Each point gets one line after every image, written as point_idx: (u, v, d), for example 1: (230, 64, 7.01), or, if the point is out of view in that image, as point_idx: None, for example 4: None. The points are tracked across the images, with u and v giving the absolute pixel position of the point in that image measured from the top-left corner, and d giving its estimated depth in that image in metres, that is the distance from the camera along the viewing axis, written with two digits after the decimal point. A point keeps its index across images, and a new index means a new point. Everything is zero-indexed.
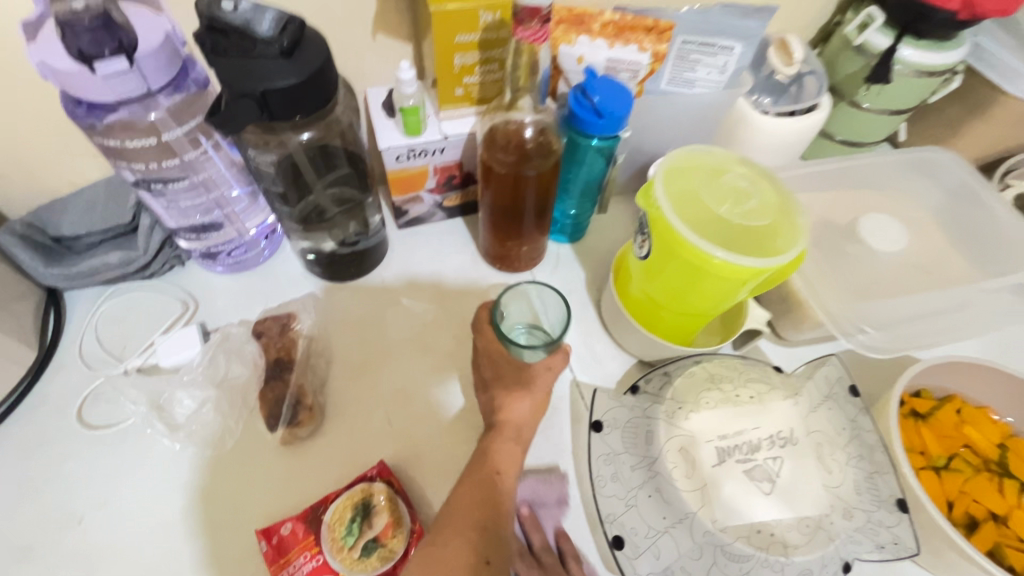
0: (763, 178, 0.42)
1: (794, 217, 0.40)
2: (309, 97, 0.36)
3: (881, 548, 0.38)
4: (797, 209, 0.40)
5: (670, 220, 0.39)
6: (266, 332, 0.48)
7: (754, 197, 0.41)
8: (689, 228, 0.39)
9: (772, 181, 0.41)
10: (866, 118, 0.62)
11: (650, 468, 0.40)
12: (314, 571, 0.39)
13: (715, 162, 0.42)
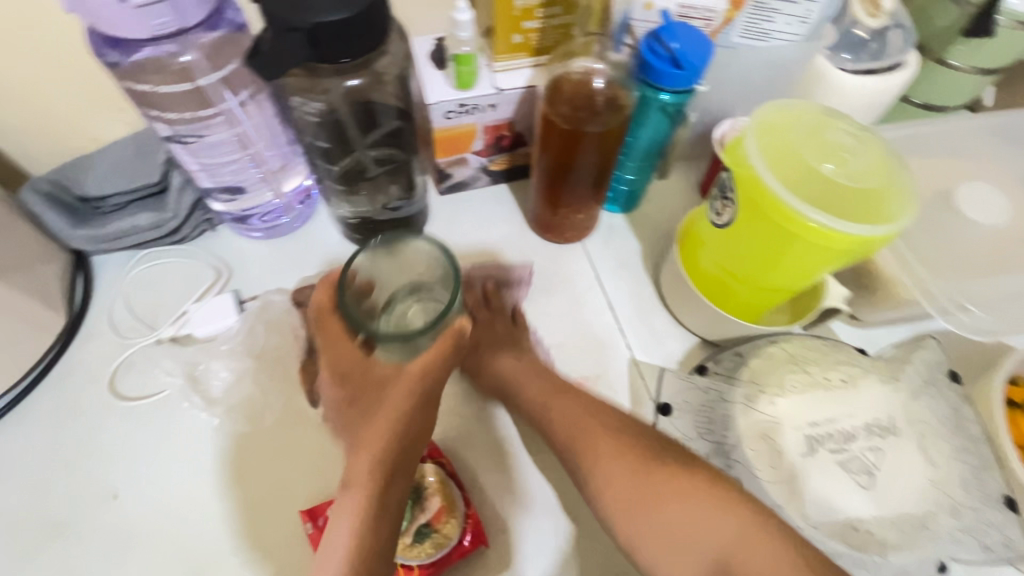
0: (866, 135, 0.37)
1: (902, 180, 0.35)
2: (363, 35, 0.32)
3: (987, 550, 0.34)
4: (904, 171, 0.35)
5: (766, 181, 0.34)
6: (306, 302, 0.45)
7: (857, 156, 0.36)
8: (787, 189, 0.34)
9: (876, 139, 0.37)
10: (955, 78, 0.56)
11: (728, 456, 0.37)
12: None
13: (812, 115, 0.37)
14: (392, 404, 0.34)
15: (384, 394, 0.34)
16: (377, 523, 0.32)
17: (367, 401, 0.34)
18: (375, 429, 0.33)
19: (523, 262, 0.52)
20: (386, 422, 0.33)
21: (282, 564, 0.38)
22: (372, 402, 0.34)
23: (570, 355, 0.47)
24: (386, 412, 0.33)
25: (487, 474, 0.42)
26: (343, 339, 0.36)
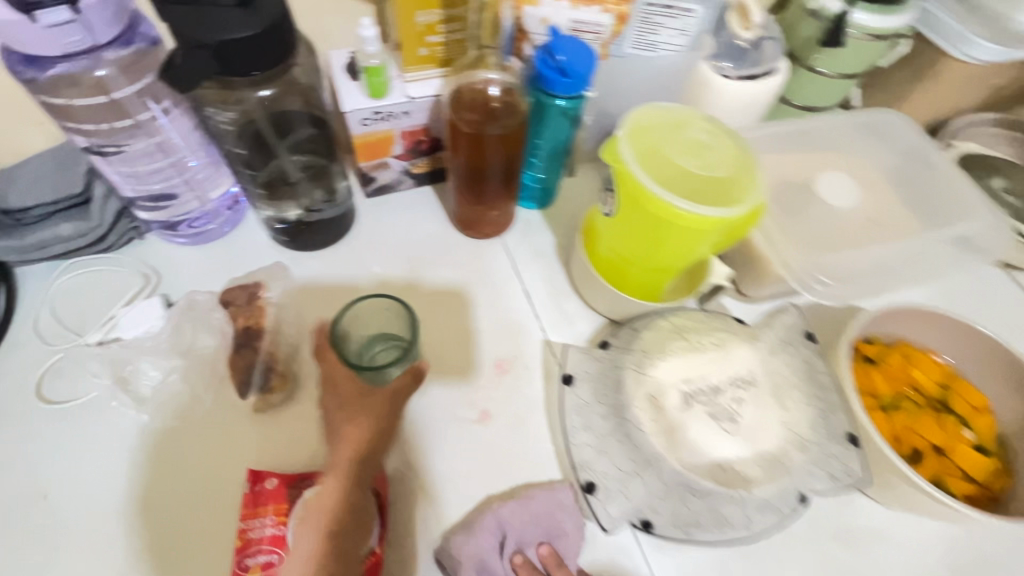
0: (722, 131, 0.43)
1: (753, 169, 0.41)
2: (268, 49, 0.35)
3: (833, 478, 0.40)
4: (755, 161, 0.42)
5: (636, 173, 0.40)
6: (233, 301, 0.47)
7: (714, 150, 0.42)
8: (654, 181, 0.40)
9: (730, 134, 0.43)
10: (823, 82, 0.64)
11: (620, 416, 0.41)
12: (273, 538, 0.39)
13: (676, 115, 0.43)
14: (365, 415, 0.40)
15: (356, 405, 0.40)
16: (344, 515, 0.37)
17: (343, 414, 0.40)
18: (349, 435, 0.39)
19: (446, 256, 0.56)
20: (358, 430, 0.39)
21: (212, 549, 0.40)
22: (346, 414, 0.40)
23: (489, 339, 0.51)
24: (359, 422, 0.39)
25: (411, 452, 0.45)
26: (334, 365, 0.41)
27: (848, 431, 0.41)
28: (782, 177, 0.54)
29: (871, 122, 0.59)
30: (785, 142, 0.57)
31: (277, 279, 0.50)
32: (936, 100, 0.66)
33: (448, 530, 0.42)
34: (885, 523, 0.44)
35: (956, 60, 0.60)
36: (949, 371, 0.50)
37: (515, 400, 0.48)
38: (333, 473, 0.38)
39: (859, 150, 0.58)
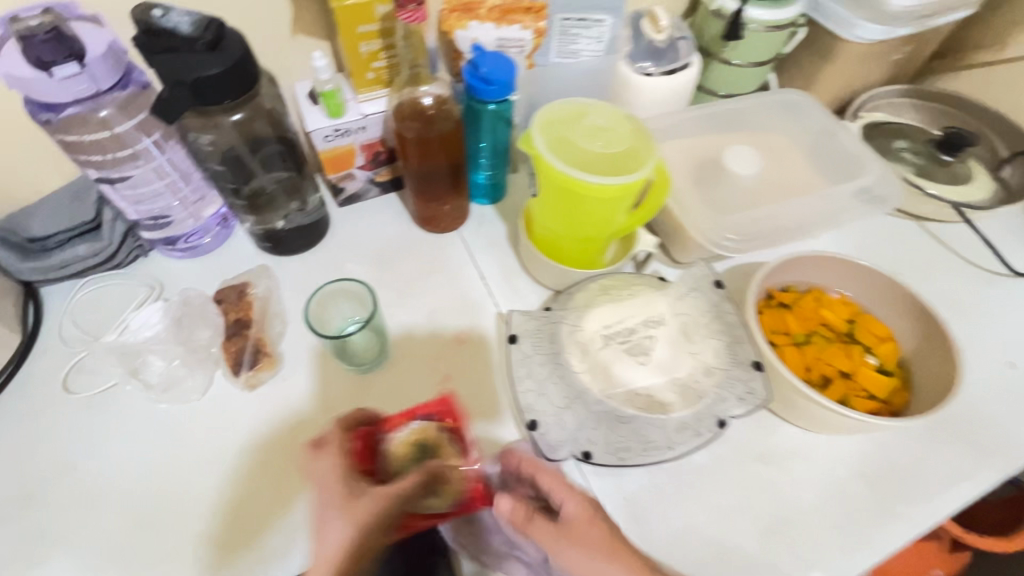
0: (617, 113, 0.51)
1: (649, 141, 0.49)
2: (235, 81, 0.44)
3: (742, 400, 0.47)
4: (649, 134, 0.49)
5: (548, 161, 0.47)
6: (225, 298, 0.55)
7: (613, 130, 0.50)
8: (567, 164, 0.48)
9: (625, 115, 0.50)
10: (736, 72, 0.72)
11: (555, 362, 0.48)
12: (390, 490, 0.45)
13: (577, 105, 0.51)
14: (347, 519, 0.39)
15: (340, 515, 0.39)
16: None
17: (330, 514, 0.40)
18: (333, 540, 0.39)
19: (409, 250, 0.64)
20: (339, 537, 0.39)
21: (216, 502, 0.47)
22: (330, 521, 0.39)
23: (449, 315, 0.59)
24: (338, 529, 0.39)
25: (384, 413, 0.52)
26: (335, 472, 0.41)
27: (755, 358, 0.48)
28: (694, 156, 0.63)
29: (789, 101, 0.69)
30: (702, 124, 0.67)
31: (262, 280, 0.58)
32: (839, 78, 0.74)
33: None
34: (798, 439, 0.51)
35: (848, 41, 0.68)
36: (847, 302, 0.57)
37: (471, 363, 0.55)
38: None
39: (763, 126, 0.68)
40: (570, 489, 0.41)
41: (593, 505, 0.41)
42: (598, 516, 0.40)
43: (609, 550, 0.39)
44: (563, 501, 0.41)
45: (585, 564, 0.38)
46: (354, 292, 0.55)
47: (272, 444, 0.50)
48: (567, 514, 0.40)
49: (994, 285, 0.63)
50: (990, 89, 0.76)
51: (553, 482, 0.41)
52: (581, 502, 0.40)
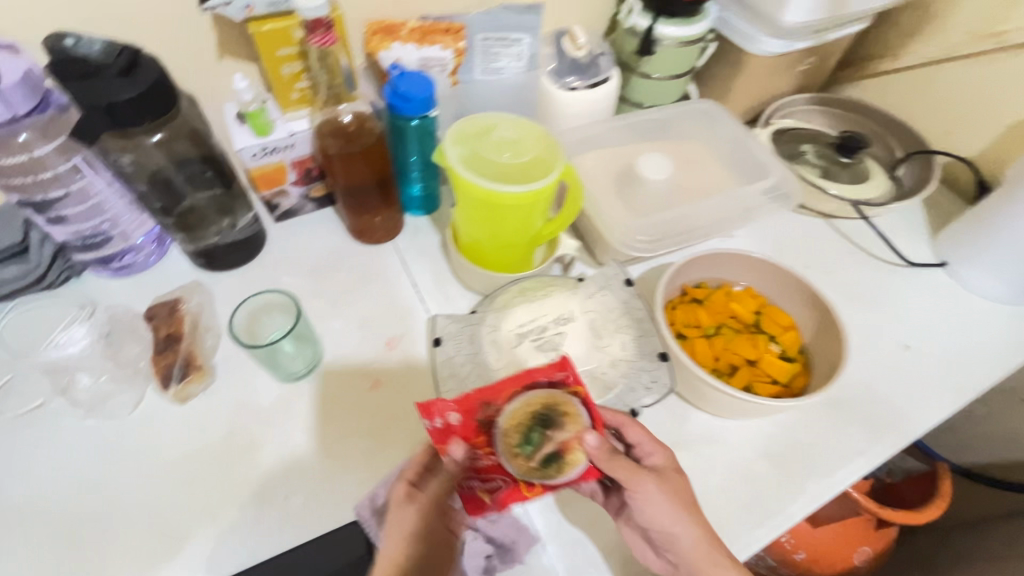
0: (524, 123, 0.54)
1: (554, 148, 0.53)
2: (153, 104, 0.46)
3: (650, 389, 0.50)
4: (554, 141, 0.53)
5: (461, 173, 0.50)
6: (156, 314, 0.56)
7: (519, 141, 0.53)
8: (477, 175, 0.51)
9: (529, 125, 0.54)
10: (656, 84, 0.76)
11: (473, 361, 0.51)
12: (490, 469, 0.41)
13: (486, 120, 0.54)
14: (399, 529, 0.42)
15: (394, 524, 0.43)
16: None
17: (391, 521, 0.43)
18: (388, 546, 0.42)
19: (344, 261, 0.66)
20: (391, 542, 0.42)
21: (145, 514, 0.48)
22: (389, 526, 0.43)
23: (381, 322, 0.61)
24: (391, 535, 0.42)
25: (314, 420, 0.53)
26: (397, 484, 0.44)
27: (660, 349, 0.51)
28: (611, 166, 0.67)
29: (707, 111, 0.73)
30: (624, 133, 0.71)
31: (194, 294, 0.60)
32: (752, 88, 0.79)
33: (347, 473, 0.50)
34: (709, 425, 0.54)
35: (752, 55, 0.73)
36: (753, 294, 0.61)
37: (401, 368, 0.57)
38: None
39: (680, 135, 0.73)
40: (659, 445, 0.46)
41: (674, 463, 0.46)
42: (678, 469, 0.46)
43: (680, 500, 0.44)
44: (659, 454, 0.46)
45: (664, 507, 0.43)
46: (271, 303, 0.57)
47: (202, 455, 0.51)
48: (664, 465, 0.45)
49: (891, 275, 0.68)
50: (887, 95, 0.82)
51: (647, 436, 0.46)
52: (669, 457, 0.46)
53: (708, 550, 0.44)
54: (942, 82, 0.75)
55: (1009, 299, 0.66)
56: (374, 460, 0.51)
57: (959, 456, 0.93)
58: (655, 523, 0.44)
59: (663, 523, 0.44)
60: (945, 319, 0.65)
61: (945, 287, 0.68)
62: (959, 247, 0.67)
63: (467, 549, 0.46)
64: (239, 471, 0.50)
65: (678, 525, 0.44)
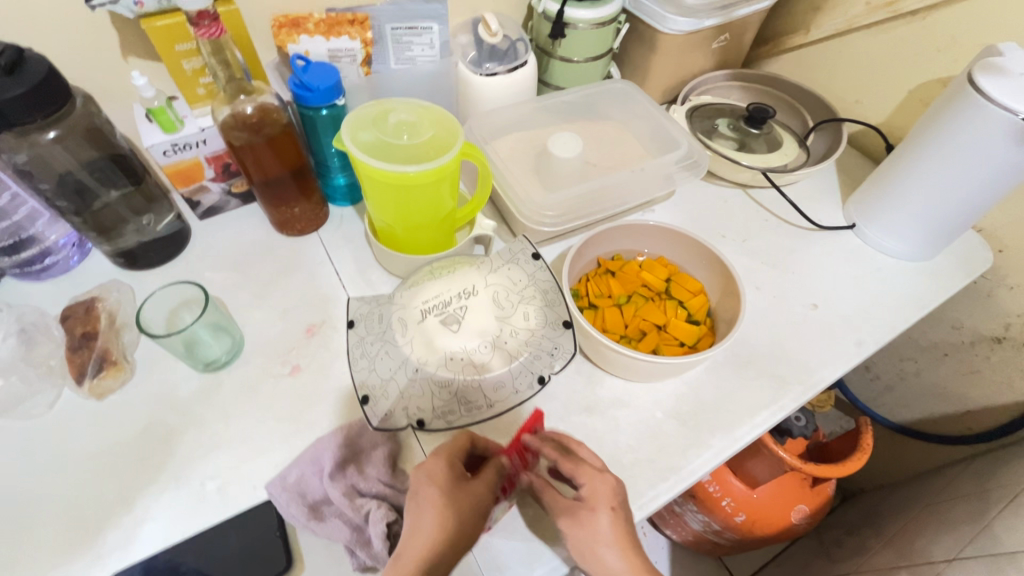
0: (418, 109, 0.56)
1: (451, 128, 0.55)
2: (42, 102, 0.46)
3: (554, 355, 0.53)
4: (451, 122, 0.55)
5: (360, 157, 0.50)
6: (72, 314, 0.57)
7: (417, 124, 0.55)
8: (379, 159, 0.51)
9: (424, 109, 0.56)
10: (575, 69, 0.77)
11: (382, 339, 0.53)
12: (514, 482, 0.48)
13: (384, 106, 0.56)
14: (446, 508, 0.41)
15: (435, 499, 0.42)
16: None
17: (431, 502, 0.42)
18: (426, 527, 0.41)
19: (267, 253, 0.67)
20: (431, 524, 0.41)
21: (58, 507, 0.49)
22: (424, 507, 0.42)
23: (303, 311, 0.62)
24: (431, 516, 0.41)
25: (232, 408, 0.54)
26: (440, 465, 0.44)
27: (565, 318, 0.54)
28: (527, 147, 0.68)
29: (623, 91, 0.76)
30: (543, 115, 0.73)
31: (113, 292, 0.61)
32: (668, 67, 0.79)
33: (263, 456, 0.51)
34: (620, 389, 0.57)
35: (663, 34, 0.74)
36: (661, 261, 0.63)
37: (321, 353, 0.58)
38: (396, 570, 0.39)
39: (597, 114, 0.75)
40: (600, 473, 0.45)
41: (619, 493, 0.44)
42: (615, 504, 0.44)
43: (610, 537, 0.43)
44: (590, 486, 0.44)
45: (587, 542, 0.43)
46: (188, 296, 0.58)
47: (119, 448, 0.52)
48: (599, 496, 0.44)
49: (800, 239, 0.71)
50: (805, 68, 0.84)
51: (581, 470, 0.45)
52: (611, 487, 0.44)
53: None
54: (848, 52, 0.78)
55: (911, 255, 0.69)
56: (290, 442, 0.52)
57: (892, 413, 0.97)
58: (581, 554, 0.44)
59: (594, 556, 0.43)
60: (851, 278, 0.68)
61: (853, 248, 0.71)
62: (863, 208, 0.71)
63: (370, 517, 0.46)
64: (156, 460, 0.51)
65: (607, 556, 0.43)
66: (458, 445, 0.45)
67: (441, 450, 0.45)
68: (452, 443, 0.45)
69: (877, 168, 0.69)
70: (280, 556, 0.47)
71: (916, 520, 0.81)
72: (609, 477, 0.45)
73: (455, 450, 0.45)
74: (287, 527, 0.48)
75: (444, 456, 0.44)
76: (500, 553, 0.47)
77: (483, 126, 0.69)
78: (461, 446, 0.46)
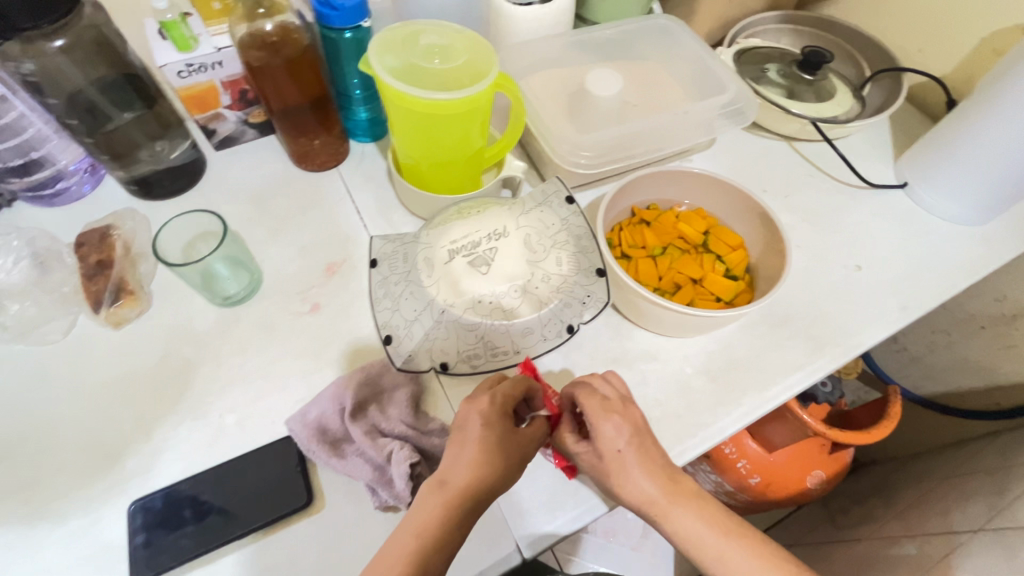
0: (450, 31, 0.52)
1: (485, 53, 0.50)
2: (45, 2, 0.42)
3: (586, 303, 0.51)
4: (486, 46, 0.51)
5: (388, 82, 0.47)
6: (86, 242, 0.54)
7: (450, 47, 0.51)
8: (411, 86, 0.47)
9: (457, 31, 0.52)
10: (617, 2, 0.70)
11: (407, 278, 0.51)
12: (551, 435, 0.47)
13: (411, 28, 0.52)
14: (488, 451, 0.41)
15: (478, 441, 0.41)
16: (420, 558, 0.37)
17: (472, 442, 0.41)
18: (464, 466, 0.40)
19: (285, 187, 0.64)
20: (476, 462, 0.40)
21: (76, 434, 0.48)
22: (466, 445, 0.41)
23: (322, 248, 0.59)
24: (477, 455, 0.41)
25: (250, 343, 0.53)
26: (495, 409, 0.43)
27: (599, 265, 0.52)
28: (563, 83, 0.63)
29: (667, 28, 0.70)
30: (581, 49, 0.67)
31: (127, 221, 0.58)
32: (718, 5, 0.73)
33: (282, 392, 0.50)
34: (649, 343, 0.55)
35: None
36: (700, 213, 0.60)
37: (341, 293, 0.56)
38: (439, 499, 0.39)
39: (639, 51, 0.69)
40: (607, 415, 0.43)
41: (630, 430, 0.43)
42: (622, 445, 0.42)
43: (637, 468, 0.42)
44: (595, 431, 0.43)
45: (613, 481, 0.42)
46: (205, 228, 0.56)
47: (135, 378, 0.51)
48: (607, 441, 0.43)
49: (845, 196, 0.67)
50: (865, 10, 0.77)
51: (589, 411, 0.43)
52: (619, 428, 0.43)
53: (676, 503, 0.42)
54: None
55: (965, 218, 0.65)
56: (310, 380, 0.51)
57: (917, 385, 0.94)
58: (612, 490, 0.43)
59: (627, 487, 0.42)
60: (897, 241, 0.64)
61: (903, 208, 0.67)
62: (917, 166, 0.66)
63: (392, 458, 0.44)
64: (175, 391, 0.50)
65: (641, 483, 0.42)
66: (512, 389, 0.44)
67: (494, 393, 0.44)
68: (508, 388, 0.44)
69: (936, 125, 0.63)
70: (301, 491, 0.45)
71: (931, 492, 0.79)
72: (617, 417, 0.43)
73: (508, 396, 0.44)
74: (307, 462, 0.47)
75: (500, 400, 0.43)
76: (522, 500, 0.46)
77: (515, 62, 0.64)
78: (514, 393, 0.44)
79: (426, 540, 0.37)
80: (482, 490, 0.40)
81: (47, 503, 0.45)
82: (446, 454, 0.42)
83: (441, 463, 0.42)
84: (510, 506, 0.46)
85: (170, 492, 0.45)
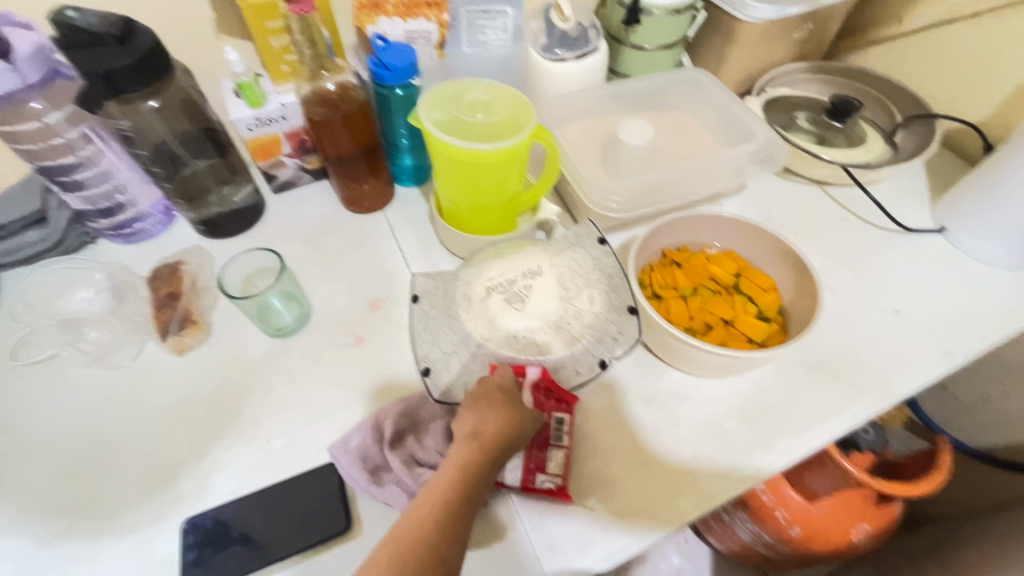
0: (490, 87, 0.56)
1: (522, 108, 0.55)
2: (146, 71, 0.48)
3: (618, 339, 0.52)
4: (524, 102, 0.55)
5: (435, 135, 0.51)
6: (158, 276, 0.61)
7: (489, 102, 0.55)
8: (455, 137, 0.51)
9: (496, 89, 0.56)
10: (648, 57, 0.74)
11: (446, 314, 0.53)
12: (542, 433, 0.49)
13: (457, 86, 0.56)
14: (511, 408, 0.45)
15: (500, 400, 0.45)
16: (461, 488, 0.40)
17: (495, 401, 0.45)
18: (490, 419, 0.44)
19: (335, 228, 0.69)
20: (501, 416, 0.44)
21: (138, 453, 0.52)
22: (490, 404, 0.45)
23: (368, 285, 0.63)
24: (501, 411, 0.45)
25: (298, 372, 0.56)
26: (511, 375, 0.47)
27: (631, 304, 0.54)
28: (595, 131, 0.67)
29: (696, 80, 0.74)
30: (612, 100, 0.71)
31: (194, 257, 0.64)
32: (747, 58, 0.76)
33: (326, 420, 0.53)
34: (681, 383, 0.55)
35: (742, 22, 0.70)
36: (731, 255, 0.62)
37: (384, 327, 0.60)
38: (473, 444, 0.43)
39: (668, 100, 0.72)
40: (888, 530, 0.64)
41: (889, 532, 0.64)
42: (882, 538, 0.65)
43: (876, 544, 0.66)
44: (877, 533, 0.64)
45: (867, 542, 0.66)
46: (264, 263, 0.61)
47: (194, 402, 0.55)
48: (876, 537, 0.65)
49: (879, 240, 0.67)
50: (895, 62, 0.79)
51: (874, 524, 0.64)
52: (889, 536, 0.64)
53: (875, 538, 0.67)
54: (947, 46, 0.72)
55: (1008, 263, 0.63)
56: (352, 408, 0.54)
57: (971, 437, 0.90)
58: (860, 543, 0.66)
59: None
60: (936, 286, 0.63)
61: (942, 253, 0.66)
62: (956, 211, 0.65)
63: None
64: (228, 416, 0.54)
65: None
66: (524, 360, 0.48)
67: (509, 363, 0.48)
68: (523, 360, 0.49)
69: (972, 171, 0.63)
70: (340, 517, 0.47)
71: (991, 553, 0.74)
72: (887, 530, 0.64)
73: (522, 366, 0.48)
74: (346, 489, 0.49)
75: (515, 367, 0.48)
76: (554, 536, 0.46)
77: (551, 112, 0.68)
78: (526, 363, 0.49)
79: (467, 472, 0.41)
80: (509, 436, 0.44)
81: (108, 517, 0.49)
82: (468, 413, 0.46)
83: (466, 419, 0.45)
84: (550, 544, 0.46)
85: (219, 512, 0.48)
